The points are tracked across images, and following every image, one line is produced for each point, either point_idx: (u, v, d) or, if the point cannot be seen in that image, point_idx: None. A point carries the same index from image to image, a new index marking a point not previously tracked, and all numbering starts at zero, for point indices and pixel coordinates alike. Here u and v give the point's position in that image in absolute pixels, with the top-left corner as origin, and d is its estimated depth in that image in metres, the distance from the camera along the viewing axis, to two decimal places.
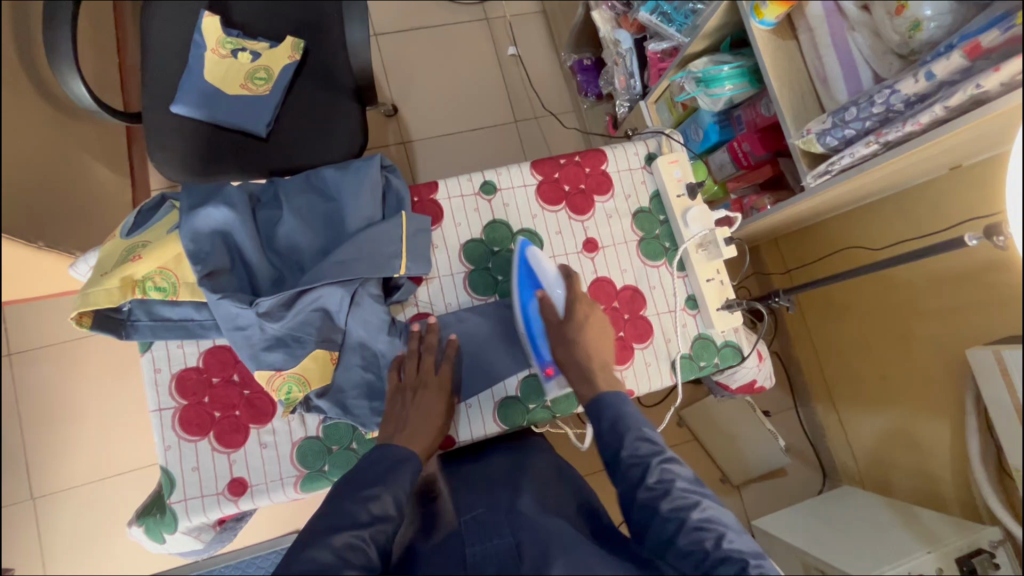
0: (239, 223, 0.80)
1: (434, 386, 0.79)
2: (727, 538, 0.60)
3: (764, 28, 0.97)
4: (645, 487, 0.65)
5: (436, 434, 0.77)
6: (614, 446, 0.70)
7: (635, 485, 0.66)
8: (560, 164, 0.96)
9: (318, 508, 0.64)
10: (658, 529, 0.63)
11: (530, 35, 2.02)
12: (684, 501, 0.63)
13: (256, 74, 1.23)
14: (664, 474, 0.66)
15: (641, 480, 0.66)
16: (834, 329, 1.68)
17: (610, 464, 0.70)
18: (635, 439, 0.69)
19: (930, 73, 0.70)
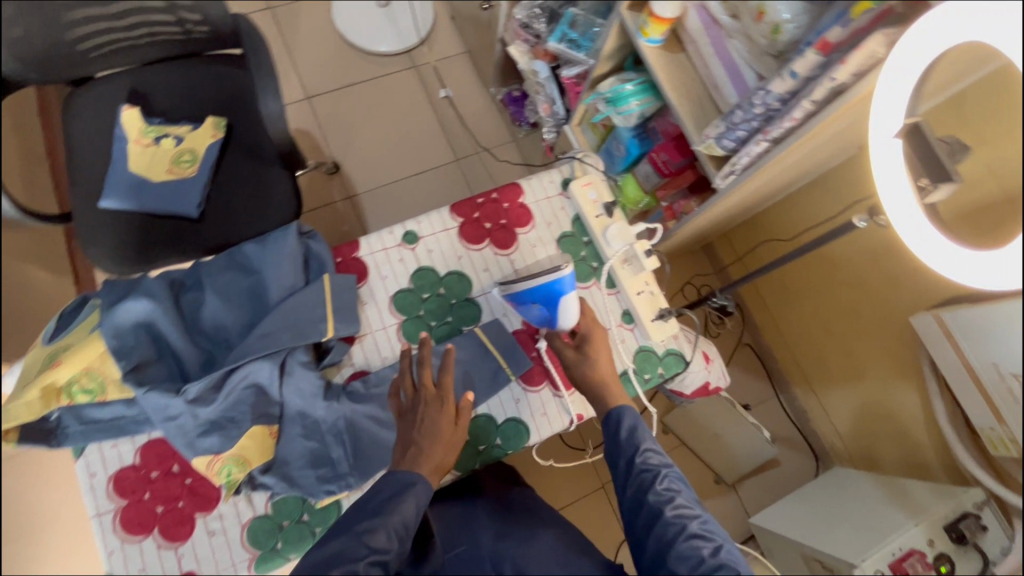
0: (162, 313, 0.80)
1: (434, 399, 0.79)
2: (724, 548, 0.66)
3: (653, 46, 1.01)
4: (654, 492, 0.70)
5: (445, 449, 0.76)
6: (623, 449, 0.75)
7: (643, 489, 0.72)
8: (478, 203, 0.97)
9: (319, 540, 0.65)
10: (661, 534, 0.68)
11: (459, 75, 2.08)
12: (689, 509, 0.69)
13: (182, 157, 1.25)
14: (670, 484, 0.71)
15: (650, 485, 0.71)
16: (796, 312, 1.70)
17: (620, 469, 0.75)
18: (645, 448, 0.75)
19: (793, 72, 0.73)
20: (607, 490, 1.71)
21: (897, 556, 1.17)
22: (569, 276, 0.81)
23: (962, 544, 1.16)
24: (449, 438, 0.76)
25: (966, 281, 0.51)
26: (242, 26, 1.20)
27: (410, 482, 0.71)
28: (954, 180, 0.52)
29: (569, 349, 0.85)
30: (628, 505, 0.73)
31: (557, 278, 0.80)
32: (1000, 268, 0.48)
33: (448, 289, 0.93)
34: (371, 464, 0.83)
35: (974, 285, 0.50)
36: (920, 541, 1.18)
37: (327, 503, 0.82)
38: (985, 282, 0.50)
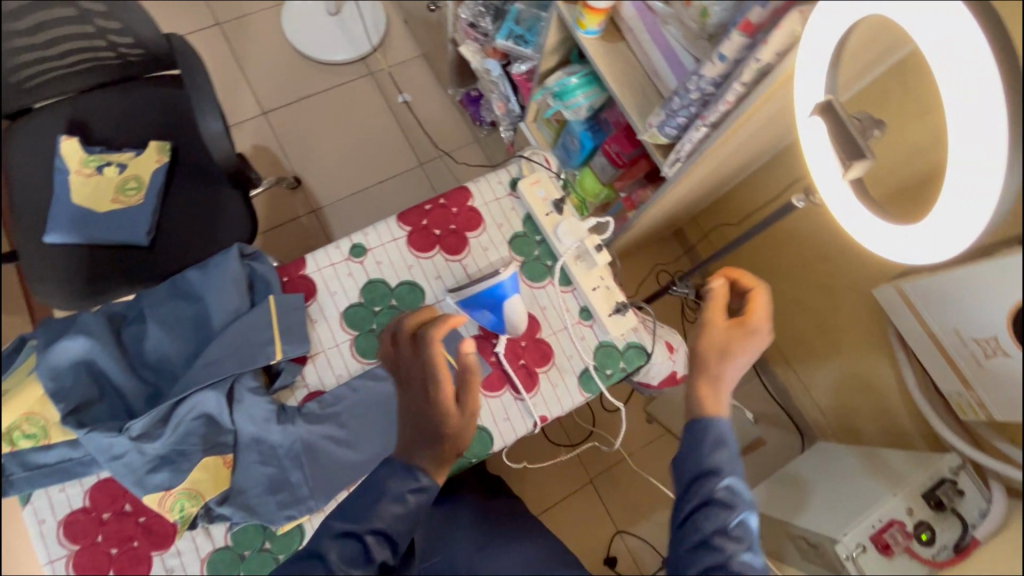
0: (102, 350, 0.78)
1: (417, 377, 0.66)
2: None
3: (592, 37, 1.00)
4: (722, 533, 0.63)
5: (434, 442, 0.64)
6: (698, 471, 0.66)
7: (706, 525, 0.64)
8: (426, 210, 0.96)
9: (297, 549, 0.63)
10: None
11: (417, 78, 2.05)
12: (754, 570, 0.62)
13: (127, 184, 1.22)
14: (739, 525, 0.64)
15: (717, 524, 0.64)
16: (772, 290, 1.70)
17: (687, 485, 0.67)
18: (723, 479, 0.66)
19: (721, 55, 0.72)
20: (596, 484, 1.70)
21: (877, 528, 1.15)
22: (508, 280, 0.86)
23: (940, 510, 1.13)
24: (452, 428, 0.63)
25: (892, 257, 0.50)
26: (176, 46, 1.17)
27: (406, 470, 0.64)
28: (866, 159, 0.50)
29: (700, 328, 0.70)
30: (682, 527, 0.66)
31: (495, 283, 0.86)
32: (917, 247, 0.46)
33: (401, 300, 0.91)
34: (332, 485, 0.82)
35: (904, 261, 0.48)
36: (899, 511, 1.16)
37: (289, 529, 0.81)
38: (908, 256, 0.48)
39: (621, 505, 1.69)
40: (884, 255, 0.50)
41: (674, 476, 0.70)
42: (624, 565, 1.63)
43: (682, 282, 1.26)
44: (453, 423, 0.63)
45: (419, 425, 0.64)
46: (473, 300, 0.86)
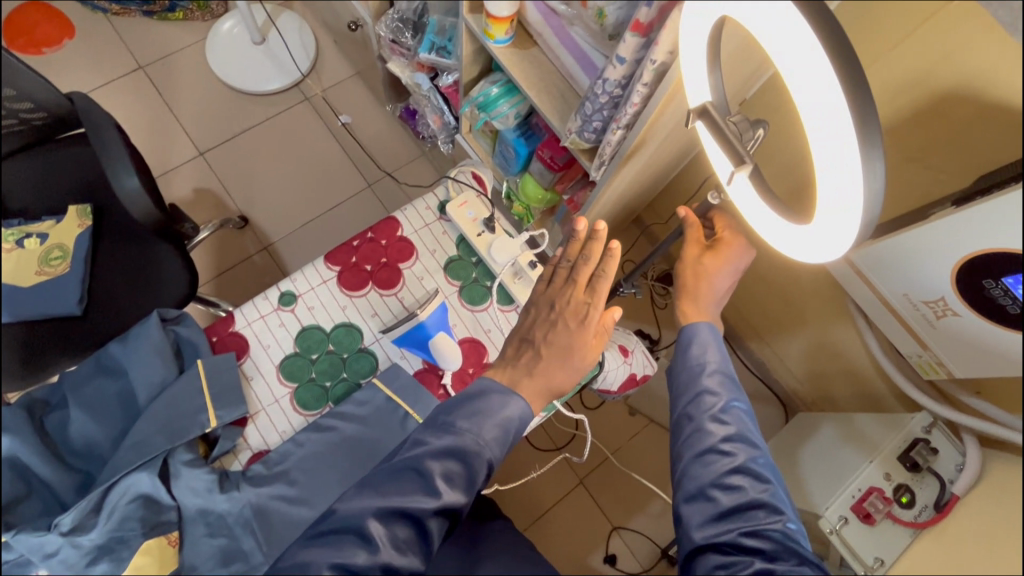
0: (25, 441, 0.73)
1: (576, 299, 0.71)
2: (771, 491, 0.63)
3: (502, 46, 0.97)
4: (714, 420, 0.68)
5: (567, 368, 0.69)
6: (689, 368, 0.73)
7: (700, 417, 0.69)
8: (353, 247, 0.93)
9: (408, 444, 0.63)
10: (706, 458, 0.66)
11: (354, 98, 2.00)
12: (744, 443, 0.66)
13: (51, 255, 1.16)
14: (730, 411, 0.68)
15: (707, 408, 0.69)
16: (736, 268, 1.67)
17: (681, 382, 0.73)
18: (713, 374, 0.71)
19: (620, 57, 0.70)
20: (586, 485, 1.68)
21: (857, 498, 1.12)
22: (429, 319, 0.84)
23: (917, 472, 1.09)
24: (589, 358, 0.70)
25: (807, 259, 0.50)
26: (79, 105, 1.12)
27: (506, 394, 0.67)
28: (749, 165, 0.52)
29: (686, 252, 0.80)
30: (678, 420, 0.71)
31: (416, 325, 0.83)
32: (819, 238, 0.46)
33: (338, 344, 0.88)
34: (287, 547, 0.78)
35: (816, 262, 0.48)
36: (877, 478, 1.13)
37: None
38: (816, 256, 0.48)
39: (614, 502, 1.67)
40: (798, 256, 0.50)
41: (669, 380, 0.76)
42: (624, 561, 1.62)
43: (630, 282, 1.23)
44: (589, 351, 0.70)
45: (568, 357, 0.69)
46: (407, 342, 0.85)
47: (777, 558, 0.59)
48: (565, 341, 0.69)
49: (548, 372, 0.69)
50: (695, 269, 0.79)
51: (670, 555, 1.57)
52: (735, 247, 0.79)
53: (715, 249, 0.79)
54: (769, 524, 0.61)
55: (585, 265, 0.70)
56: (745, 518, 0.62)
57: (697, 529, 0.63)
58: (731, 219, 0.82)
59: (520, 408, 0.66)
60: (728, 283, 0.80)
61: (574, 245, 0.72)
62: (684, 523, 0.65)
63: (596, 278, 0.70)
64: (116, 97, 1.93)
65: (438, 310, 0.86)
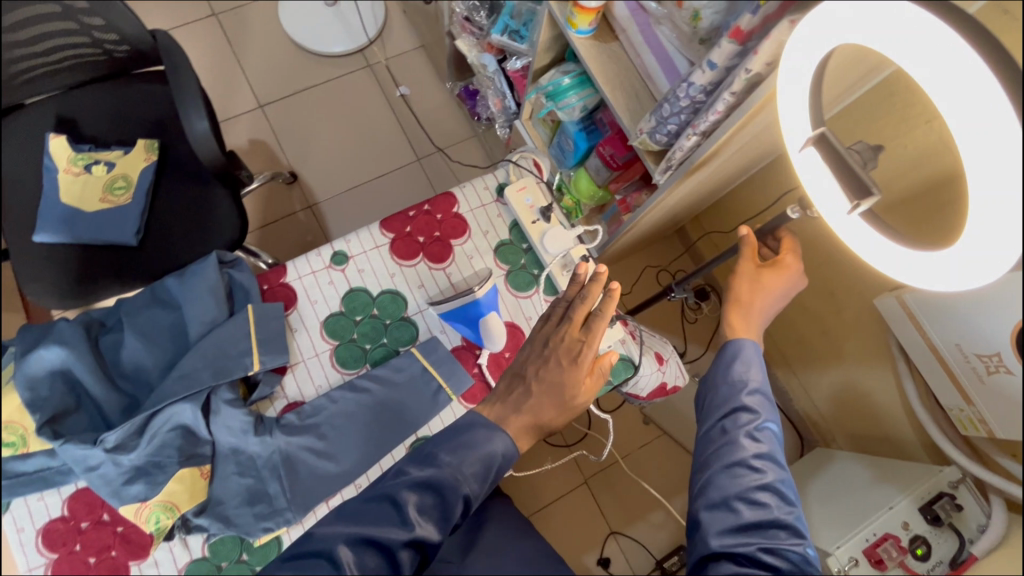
0: (76, 359, 0.77)
1: (571, 340, 0.70)
2: (794, 513, 0.63)
3: (584, 37, 0.96)
4: (748, 435, 0.67)
5: (553, 409, 0.68)
6: (731, 381, 0.72)
7: (735, 430, 0.68)
8: (410, 216, 0.94)
9: (386, 475, 0.64)
10: (736, 470, 0.65)
11: (414, 71, 2.01)
12: (774, 464, 0.65)
13: (116, 183, 1.21)
14: (765, 430, 0.68)
15: (742, 424, 0.68)
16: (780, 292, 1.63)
17: (719, 392, 0.72)
18: (754, 392, 0.70)
19: (711, 62, 0.68)
20: (590, 485, 1.68)
21: (871, 542, 1.07)
22: (484, 298, 0.85)
23: (938, 527, 1.03)
24: (580, 401, 0.69)
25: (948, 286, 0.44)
26: (161, 42, 1.15)
27: (492, 430, 0.67)
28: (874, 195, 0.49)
29: (746, 262, 0.79)
30: (708, 430, 0.70)
31: (471, 301, 0.84)
32: (949, 271, 0.43)
33: (382, 310, 0.89)
34: (309, 497, 0.81)
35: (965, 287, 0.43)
36: (894, 525, 1.06)
37: (267, 540, 0.80)
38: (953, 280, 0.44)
39: (615, 506, 1.67)
40: (939, 283, 0.44)
41: (705, 390, 0.74)
42: (617, 567, 1.62)
43: (679, 287, 1.20)
44: (582, 393, 0.69)
45: (559, 394, 0.68)
46: (457, 316, 0.86)
47: None
48: (556, 377, 0.69)
49: (536, 408, 0.69)
50: (751, 287, 0.78)
51: (664, 567, 1.57)
52: (791, 270, 0.78)
53: (778, 262, 0.78)
54: (788, 545, 0.61)
55: (582, 304, 0.71)
56: (764, 535, 0.62)
57: (715, 536, 0.62)
58: (799, 246, 0.80)
59: (501, 440, 0.66)
60: (777, 306, 0.80)
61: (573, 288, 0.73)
62: (701, 529, 0.64)
63: (592, 319, 0.70)
64: (187, 41, 1.97)
65: (493, 291, 0.87)
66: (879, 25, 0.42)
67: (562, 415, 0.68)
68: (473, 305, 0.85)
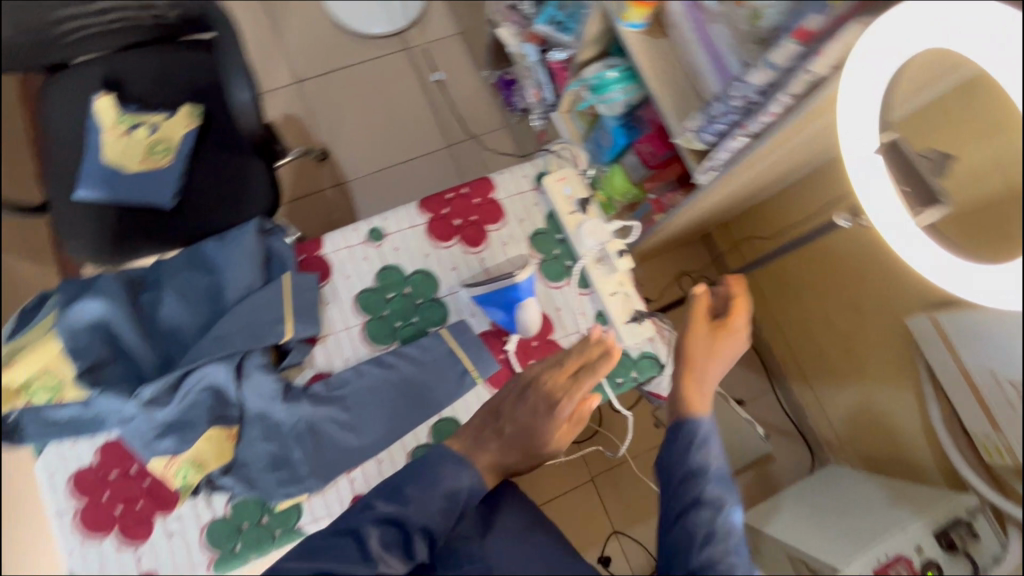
0: (116, 313, 0.80)
1: (550, 388, 0.76)
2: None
3: (635, 31, 0.96)
4: (711, 531, 0.61)
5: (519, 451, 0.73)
6: (687, 466, 0.66)
7: (698, 523, 0.62)
8: (447, 198, 0.94)
9: (347, 512, 0.64)
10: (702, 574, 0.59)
11: (451, 58, 2.01)
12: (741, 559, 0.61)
13: (157, 146, 1.22)
14: (729, 521, 0.62)
15: (705, 519, 0.62)
16: (795, 306, 1.61)
17: (676, 480, 0.66)
18: (711, 476, 0.65)
19: (771, 63, 0.67)
20: (596, 483, 1.68)
21: (882, 562, 1.05)
22: (523, 283, 0.85)
23: (954, 553, 1.04)
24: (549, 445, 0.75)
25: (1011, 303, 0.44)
26: (213, 10, 1.16)
27: (462, 467, 0.68)
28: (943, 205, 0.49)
29: (701, 324, 0.81)
30: (670, 526, 0.64)
31: (511, 285, 0.84)
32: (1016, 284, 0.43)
33: (414, 289, 0.90)
34: (332, 468, 0.82)
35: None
36: (906, 547, 1.06)
37: (287, 506, 0.81)
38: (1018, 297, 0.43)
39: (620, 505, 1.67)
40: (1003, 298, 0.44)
41: (660, 472, 0.69)
42: (617, 565, 1.62)
43: None
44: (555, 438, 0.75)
45: (528, 438, 0.73)
46: (494, 298, 0.85)
47: None
48: (530, 422, 0.74)
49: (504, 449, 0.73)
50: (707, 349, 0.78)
51: None
52: (740, 333, 0.80)
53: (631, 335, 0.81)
54: None
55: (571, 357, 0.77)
56: None
57: None
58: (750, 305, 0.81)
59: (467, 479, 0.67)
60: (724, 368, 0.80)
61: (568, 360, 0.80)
62: None
63: (580, 371, 0.76)
64: (230, 11, 1.99)
65: (531, 277, 0.87)
66: (980, 36, 0.43)
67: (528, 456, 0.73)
68: (511, 288, 0.84)
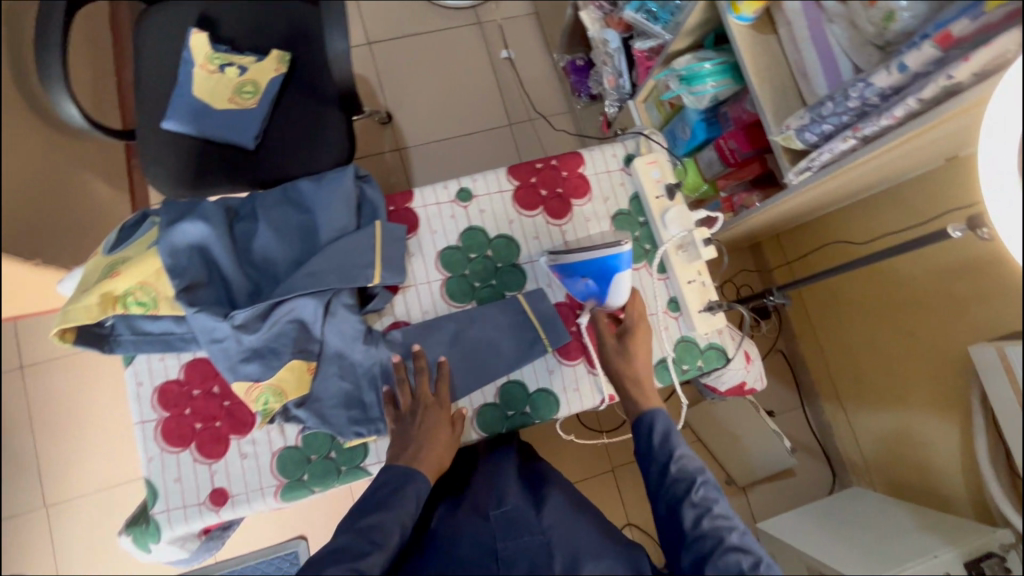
0: (216, 237, 0.82)
1: (433, 405, 0.81)
2: (762, 563, 0.64)
3: (743, 23, 0.95)
4: (691, 504, 0.69)
5: (444, 449, 0.79)
6: (658, 457, 0.75)
7: (679, 500, 0.70)
8: (536, 168, 0.95)
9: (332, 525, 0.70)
10: (696, 545, 0.66)
11: (523, 37, 2.01)
12: (727, 522, 0.67)
13: (244, 88, 1.24)
14: (706, 493, 0.70)
15: (686, 495, 0.70)
16: (831, 325, 1.59)
17: (654, 475, 0.75)
18: (679, 457, 0.74)
19: (903, 64, 0.68)
20: (616, 474, 1.66)
21: None
22: (627, 254, 0.81)
23: None
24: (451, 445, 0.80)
25: None
26: None
27: (409, 475, 0.74)
28: None
29: (611, 340, 0.86)
30: (662, 519, 0.72)
31: (612, 254, 0.81)
32: None
33: (496, 252, 0.92)
34: None
35: None
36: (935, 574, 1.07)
37: (354, 445, 0.84)
38: None
39: (637, 502, 1.64)
40: None
41: (642, 475, 0.77)
42: None
43: (780, 293, 1.16)
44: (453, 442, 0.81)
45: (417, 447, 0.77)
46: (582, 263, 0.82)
47: None
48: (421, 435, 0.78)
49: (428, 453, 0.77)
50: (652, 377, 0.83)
51: None
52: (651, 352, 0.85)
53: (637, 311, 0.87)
54: None
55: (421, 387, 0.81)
56: None
57: None
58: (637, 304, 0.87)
59: (417, 485, 0.73)
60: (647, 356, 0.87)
61: (404, 394, 0.81)
62: None
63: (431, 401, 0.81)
64: None
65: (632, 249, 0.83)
66: None
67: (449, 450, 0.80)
68: (604, 259, 0.81)
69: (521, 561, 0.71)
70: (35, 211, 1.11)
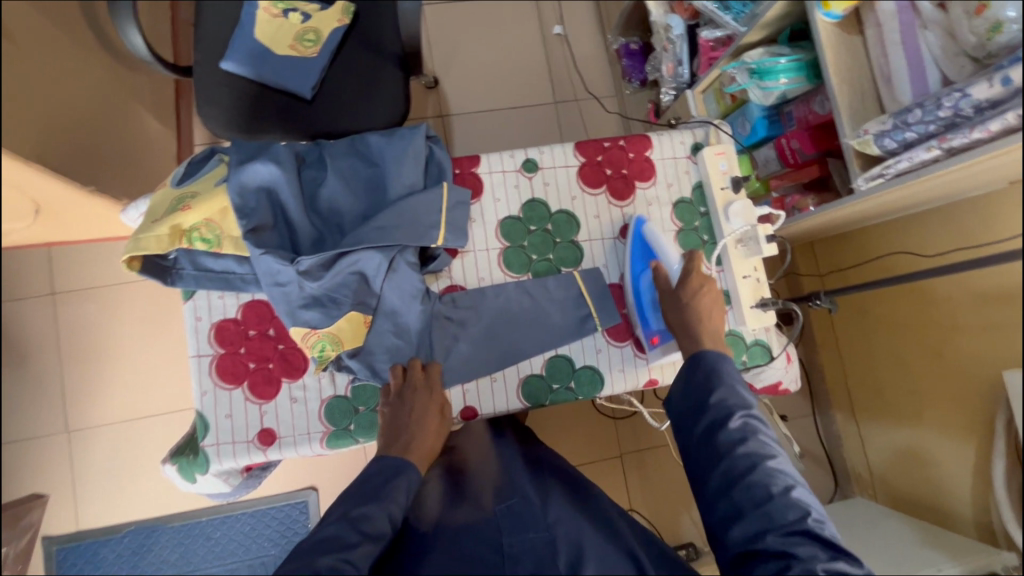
0: (285, 180, 0.82)
1: (423, 391, 0.81)
2: (794, 488, 0.67)
3: (830, 20, 0.93)
4: (727, 432, 0.71)
5: (434, 437, 0.80)
6: (699, 388, 0.76)
7: (716, 427, 0.72)
8: (604, 147, 0.95)
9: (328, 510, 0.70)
10: (731, 469, 0.68)
11: (578, 15, 1.98)
12: (763, 450, 0.69)
13: (306, 35, 1.23)
14: (746, 424, 0.71)
15: (726, 423, 0.71)
16: (848, 337, 1.54)
17: (693, 402, 0.75)
18: (723, 392, 0.74)
19: (1007, 78, 0.68)
20: (625, 461, 1.58)
21: None
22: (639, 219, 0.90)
23: None
24: (440, 432, 0.81)
25: None
26: None
27: (401, 468, 0.75)
28: None
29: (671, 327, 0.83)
30: (697, 442, 0.73)
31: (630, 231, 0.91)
32: None
33: (556, 227, 0.92)
34: (451, 375, 0.86)
35: None
36: None
37: None
38: None
39: (645, 491, 1.57)
40: None
41: (678, 400, 0.78)
42: None
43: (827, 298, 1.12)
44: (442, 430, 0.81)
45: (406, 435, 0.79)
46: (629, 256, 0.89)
47: (808, 542, 0.62)
48: (409, 424, 0.79)
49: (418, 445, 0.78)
50: None
51: None
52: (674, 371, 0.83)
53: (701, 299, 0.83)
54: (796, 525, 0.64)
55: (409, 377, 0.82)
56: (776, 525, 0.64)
57: (736, 538, 0.66)
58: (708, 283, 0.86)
59: (408, 477, 0.74)
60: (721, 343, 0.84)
61: (395, 378, 0.82)
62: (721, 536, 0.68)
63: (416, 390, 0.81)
64: None
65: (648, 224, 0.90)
66: None
67: (440, 437, 0.81)
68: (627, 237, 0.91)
69: (527, 558, 0.70)
70: (89, 139, 1.11)
